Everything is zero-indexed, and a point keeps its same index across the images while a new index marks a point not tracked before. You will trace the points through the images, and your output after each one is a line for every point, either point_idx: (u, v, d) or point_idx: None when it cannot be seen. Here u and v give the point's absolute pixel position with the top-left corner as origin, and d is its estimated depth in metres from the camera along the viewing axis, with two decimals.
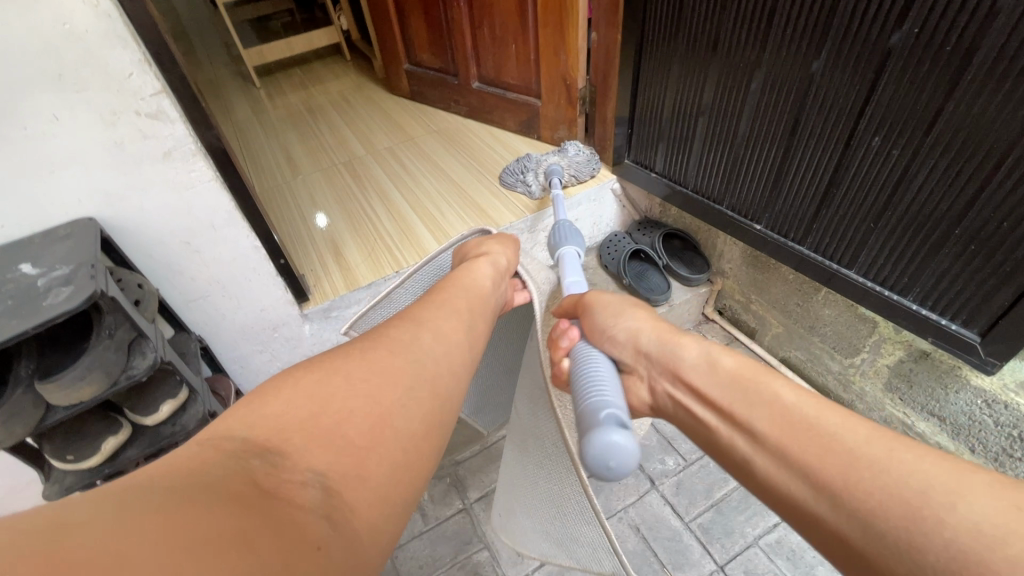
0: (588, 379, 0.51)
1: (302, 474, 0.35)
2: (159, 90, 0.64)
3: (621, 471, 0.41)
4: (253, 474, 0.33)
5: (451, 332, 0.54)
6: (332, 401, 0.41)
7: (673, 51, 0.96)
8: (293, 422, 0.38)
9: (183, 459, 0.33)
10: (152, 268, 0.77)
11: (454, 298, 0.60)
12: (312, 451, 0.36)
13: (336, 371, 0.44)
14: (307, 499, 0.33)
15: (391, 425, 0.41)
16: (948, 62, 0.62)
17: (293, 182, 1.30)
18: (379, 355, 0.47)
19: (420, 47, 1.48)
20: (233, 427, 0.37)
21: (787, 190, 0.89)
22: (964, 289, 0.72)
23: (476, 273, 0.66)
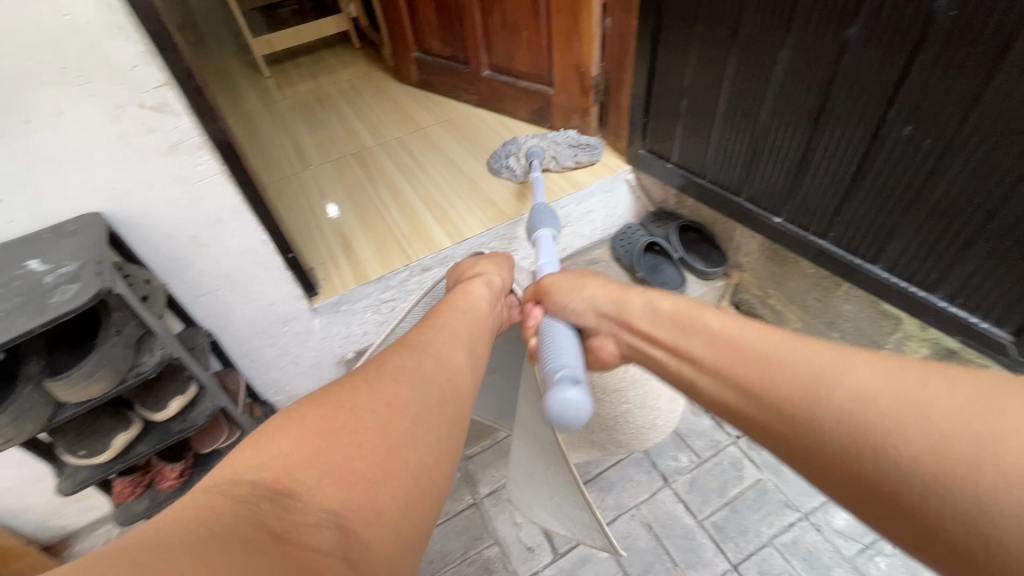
0: (551, 347, 0.61)
1: (315, 516, 0.34)
2: (164, 82, 0.63)
3: (576, 420, 0.50)
4: (264, 518, 0.32)
5: (455, 357, 0.53)
6: (340, 433, 0.39)
7: (691, 36, 0.93)
8: (299, 461, 0.37)
9: (193, 505, 0.32)
10: (161, 264, 0.76)
11: (454, 322, 0.60)
12: (322, 487, 0.35)
13: (342, 404, 0.42)
14: (322, 542, 0.32)
15: (402, 455, 0.40)
16: (989, 45, 0.59)
17: (302, 174, 1.29)
18: (383, 384, 0.45)
19: (429, 35, 1.45)
20: (238, 471, 0.35)
21: (809, 181, 0.86)
22: (998, 287, 0.69)
23: (469, 294, 0.68)
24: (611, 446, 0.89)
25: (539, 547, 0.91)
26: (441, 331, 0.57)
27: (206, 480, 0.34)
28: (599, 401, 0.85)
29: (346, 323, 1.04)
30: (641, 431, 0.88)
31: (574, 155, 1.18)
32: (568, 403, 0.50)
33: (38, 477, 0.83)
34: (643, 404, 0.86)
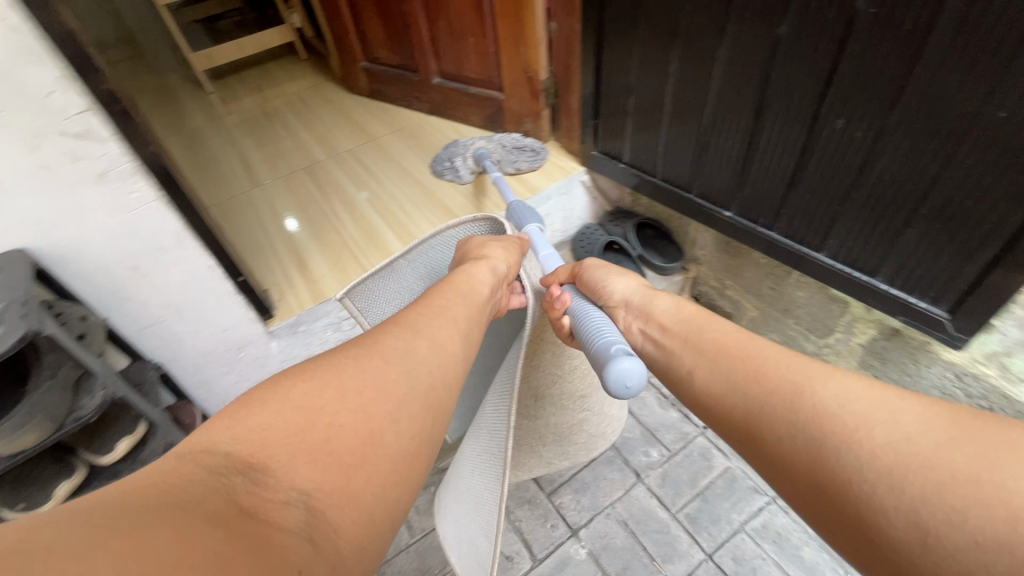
0: (592, 326, 0.62)
1: (285, 493, 0.34)
2: (86, 108, 0.60)
3: (636, 388, 0.53)
4: (233, 491, 0.32)
5: (450, 346, 0.52)
6: (322, 414, 0.40)
7: (634, 39, 0.94)
8: (278, 436, 0.37)
9: (160, 472, 0.32)
10: (99, 298, 0.72)
11: (453, 306, 0.58)
12: (297, 467, 0.36)
13: (328, 382, 0.43)
14: (289, 520, 0.33)
15: (381, 441, 0.41)
16: (907, 39, 0.61)
17: (252, 192, 1.25)
18: (373, 365, 0.46)
19: (376, 44, 1.43)
20: (215, 437, 0.37)
21: (755, 174, 0.88)
22: (931, 267, 0.73)
23: (473, 275, 0.64)
24: (559, 458, 0.89)
25: (518, 556, 0.90)
26: (436, 315, 0.55)
27: (181, 447, 0.35)
28: (563, 406, 0.84)
29: (306, 343, 1.01)
30: (590, 440, 0.90)
31: (524, 158, 1.19)
32: (625, 372, 0.52)
33: None
34: (600, 411, 0.87)
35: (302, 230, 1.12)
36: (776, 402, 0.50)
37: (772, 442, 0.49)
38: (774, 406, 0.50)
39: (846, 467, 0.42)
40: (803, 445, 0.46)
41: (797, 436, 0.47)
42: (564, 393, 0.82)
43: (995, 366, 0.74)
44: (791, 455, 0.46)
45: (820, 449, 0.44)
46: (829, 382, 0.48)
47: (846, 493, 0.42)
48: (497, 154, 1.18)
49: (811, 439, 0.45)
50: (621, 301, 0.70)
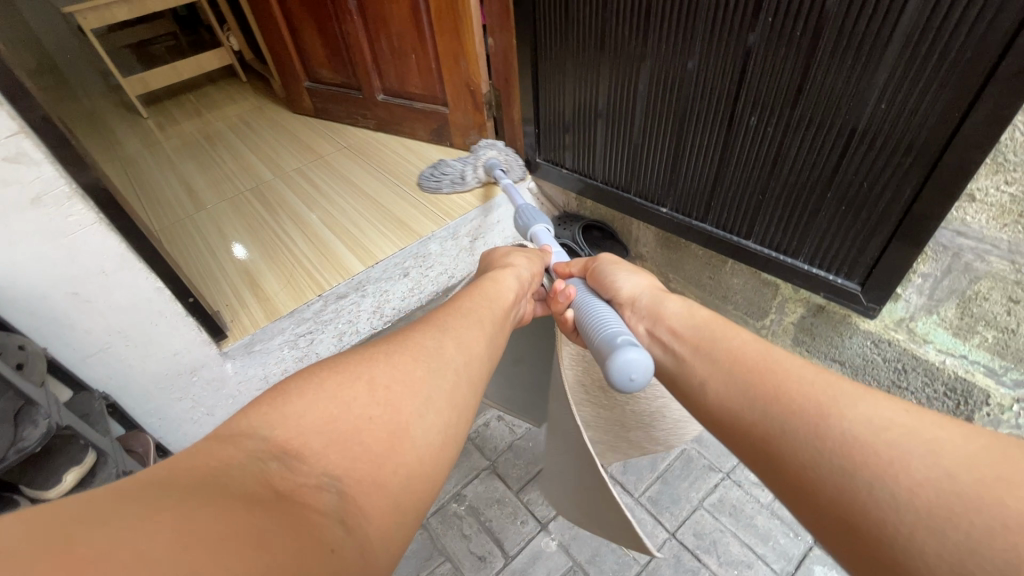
0: (597, 320, 0.60)
1: (317, 477, 0.34)
2: (17, 131, 0.58)
3: (641, 380, 0.50)
4: (269, 476, 0.33)
5: (474, 342, 0.53)
6: (354, 403, 0.40)
7: (566, 53, 1.00)
8: (312, 424, 0.38)
9: (202, 458, 0.33)
10: (37, 326, 0.70)
11: (480, 310, 0.59)
12: (328, 453, 0.36)
13: (359, 375, 0.43)
14: (322, 503, 0.33)
15: (410, 434, 0.40)
16: (800, 45, 0.70)
17: (196, 217, 1.22)
18: (402, 362, 0.46)
19: (318, 63, 1.44)
20: (252, 424, 0.37)
21: (685, 172, 0.95)
22: (843, 245, 0.81)
23: (499, 283, 0.66)
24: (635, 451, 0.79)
25: (491, 555, 0.92)
26: (463, 316, 0.57)
27: (222, 430, 0.37)
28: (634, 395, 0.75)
29: (262, 364, 0.99)
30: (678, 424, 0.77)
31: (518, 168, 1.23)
32: (630, 360, 0.49)
33: None
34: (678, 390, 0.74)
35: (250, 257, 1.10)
36: (804, 427, 0.44)
37: (783, 450, 0.45)
38: (803, 429, 0.44)
39: (781, 430, 0.45)
40: (837, 483, 0.40)
41: (828, 469, 0.41)
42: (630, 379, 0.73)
43: (904, 331, 0.83)
44: (767, 440, 0.46)
45: (851, 486, 0.39)
46: (858, 407, 0.43)
47: (775, 462, 0.45)
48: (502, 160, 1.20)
49: (843, 472, 0.40)
50: (629, 300, 0.67)
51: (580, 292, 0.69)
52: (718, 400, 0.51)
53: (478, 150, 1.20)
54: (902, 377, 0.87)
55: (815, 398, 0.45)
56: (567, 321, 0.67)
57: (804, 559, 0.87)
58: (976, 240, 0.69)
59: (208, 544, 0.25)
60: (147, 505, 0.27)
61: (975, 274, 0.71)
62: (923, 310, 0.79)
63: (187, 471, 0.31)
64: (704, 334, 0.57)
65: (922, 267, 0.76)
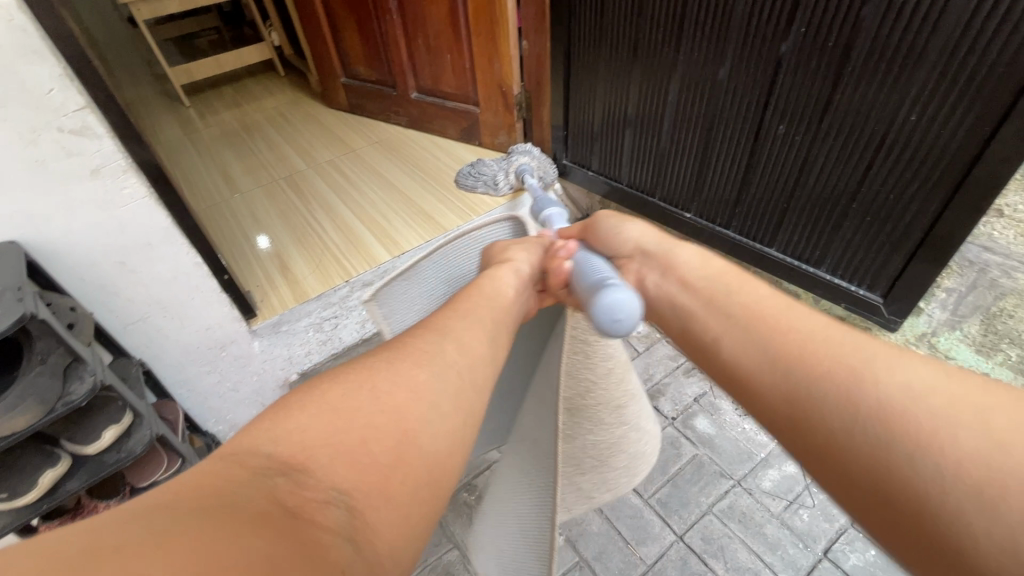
0: (589, 269, 0.56)
1: (325, 492, 0.31)
2: (83, 106, 0.63)
3: (625, 326, 0.46)
4: (276, 490, 0.30)
5: (478, 347, 0.47)
6: (359, 412, 0.37)
7: (600, 57, 1.03)
8: (317, 437, 0.34)
9: (203, 477, 0.30)
10: (85, 293, 0.74)
11: (478, 306, 0.52)
12: (336, 466, 0.33)
13: (362, 383, 0.39)
14: (331, 520, 0.30)
15: (416, 442, 0.36)
16: (832, 56, 0.71)
17: (232, 201, 1.27)
18: (404, 368, 0.41)
19: (355, 60, 1.49)
20: (255, 441, 0.34)
21: (711, 178, 0.96)
22: (866, 257, 0.81)
23: (498, 281, 0.57)
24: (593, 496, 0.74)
25: None
26: (462, 317, 0.50)
27: (224, 449, 0.33)
28: (601, 425, 0.69)
29: (288, 345, 1.02)
30: (630, 463, 0.74)
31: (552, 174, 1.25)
32: (616, 300, 0.46)
33: None
34: (638, 423, 0.74)
35: (272, 247, 1.12)
36: (834, 394, 0.38)
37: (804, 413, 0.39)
38: (831, 394, 0.39)
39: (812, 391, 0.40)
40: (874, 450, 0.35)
41: (868, 441, 0.36)
42: (601, 406, 0.68)
43: (925, 345, 0.82)
44: None
45: (888, 459, 0.34)
46: (896, 372, 0.38)
47: None
48: (536, 166, 1.22)
49: (877, 444, 0.35)
50: (636, 252, 0.61)
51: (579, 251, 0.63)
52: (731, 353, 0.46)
53: (512, 158, 1.24)
54: None
55: (841, 363, 0.40)
56: (560, 272, 0.59)
57: (812, 570, 0.87)
58: (1003, 255, 0.72)
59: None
60: (144, 532, 0.25)
61: (1000, 291, 0.73)
62: (945, 325, 0.79)
63: (185, 496, 0.28)
64: (718, 289, 0.52)
65: (947, 282, 0.78)
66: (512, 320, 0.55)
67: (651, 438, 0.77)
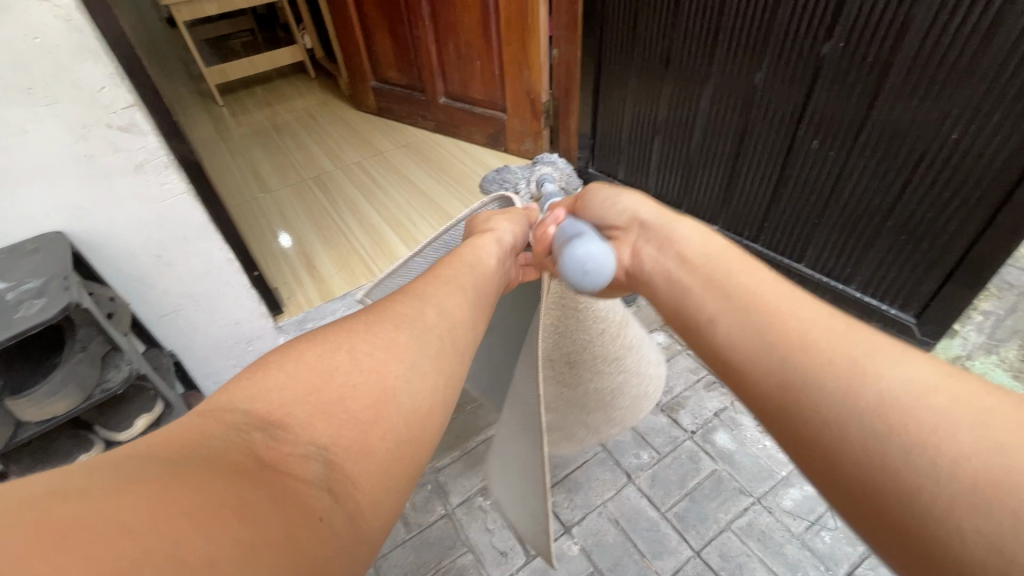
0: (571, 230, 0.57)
1: (303, 447, 0.31)
2: (132, 103, 0.65)
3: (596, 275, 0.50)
4: (254, 447, 0.29)
5: (458, 311, 0.48)
6: (335, 373, 0.36)
7: (629, 65, 1.03)
8: (295, 395, 0.33)
9: (180, 432, 0.29)
10: (123, 284, 0.76)
11: (459, 275, 0.53)
12: (313, 422, 0.32)
13: (339, 345, 0.38)
14: (309, 473, 0.29)
15: (395, 399, 0.36)
16: (870, 72, 0.71)
17: (262, 199, 1.30)
18: (384, 331, 0.41)
19: (386, 64, 1.51)
20: (233, 399, 0.32)
21: (740, 192, 0.96)
22: (899, 275, 0.79)
23: (479, 249, 0.59)
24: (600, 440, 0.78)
25: (512, 551, 0.93)
26: (443, 284, 0.50)
27: (201, 406, 0.32)
28: (600, 372, 0.73)
29: None
30: (633, 404, 0.77)
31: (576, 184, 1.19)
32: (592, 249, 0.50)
33: None
34: (640, 370, 0.76)
35: (294, 246, 1.14)
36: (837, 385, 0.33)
37: (800, 404, 0.34)
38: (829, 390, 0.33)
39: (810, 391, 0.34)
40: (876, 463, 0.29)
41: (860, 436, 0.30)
42: (598, 356, 0.72)
43: None
44: None
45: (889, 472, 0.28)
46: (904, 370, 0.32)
47: None
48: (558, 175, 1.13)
49: (873, 442, 0.30)
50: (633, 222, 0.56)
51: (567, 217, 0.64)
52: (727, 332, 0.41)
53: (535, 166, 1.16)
54: None
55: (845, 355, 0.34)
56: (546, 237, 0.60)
57: None
58: None
59: (192, 519, 0.23)
60: (124, 474, 0.24)
61: None
62: (981, 348, 0.78)
63: (163, 448, 0.27)
64: (718, 265, 0.46)
65: (985, 305, 0.76)
66: (492, 288, 0.56)
67: (656, 384, 0.79)
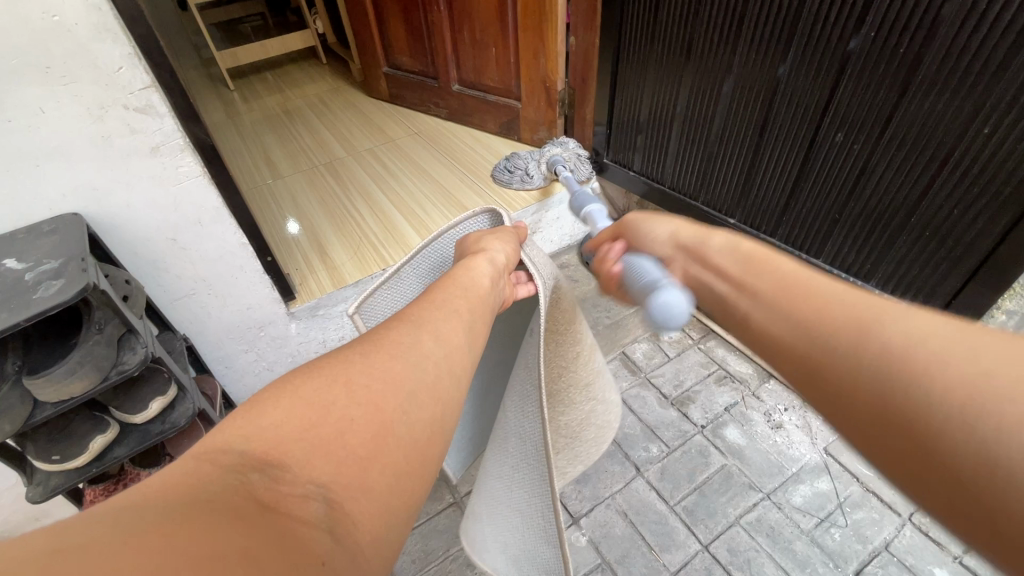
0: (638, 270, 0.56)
1: (304, 487, 0.32)
2: (149, 85, 0.64)
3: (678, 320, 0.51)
4: (253, 489, 0.30)
5: (453, 335, 0.48)
6: (332, 407, 0.37)
7: (649, 54, 1.01)
8: (289, 432, 0.34)
9: (180, 475, 0.30)
10: (137, 266, 0.76)
11: (455, 300, 0.54)
12: (311, 461, 0.33)
13: (336, 377, 0.39)
14: (310, 514, 0.30)
15: (393, 433, 0.37)
16: (900, 63, 0.68)
17: (273, 184, 1.29)
18: (375, 360, 0.42)
19: (399, 50, 1.49)
20: (228, 439, 0.33)
21: (759, 185, 0.95)
22: (921, 273, 0.78)
23: (473, 271, 0.61)
24: (573, 462, 0.79)
25: None
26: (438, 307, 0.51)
27: (198, 443, 0.33)
28: (572, 402, 0.75)
29: (323, 328, 1.04)
30: (598, 433, 0.81)
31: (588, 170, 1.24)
32: (671, 302, 0.50)
33: (7, 484, 0.82)
34: (604, 397, 0.80)
35: (304, 233, 1.13)
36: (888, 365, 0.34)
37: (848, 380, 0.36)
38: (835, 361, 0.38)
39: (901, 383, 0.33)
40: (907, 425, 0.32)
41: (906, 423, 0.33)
42: (571, 386, 0.74)
43: None
44: None
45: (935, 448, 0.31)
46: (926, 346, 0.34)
47: None
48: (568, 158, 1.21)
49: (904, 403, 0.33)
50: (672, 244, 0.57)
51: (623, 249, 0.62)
52: (764, 324, 0.43)
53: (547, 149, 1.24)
54: None
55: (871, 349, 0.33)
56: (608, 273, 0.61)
57: None
58: None
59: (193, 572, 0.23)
60: (134, 515, 0.26)
61: None
62: None
63: (162, 496, 0.28)
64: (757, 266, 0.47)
65: (1008, 304, 0.73)
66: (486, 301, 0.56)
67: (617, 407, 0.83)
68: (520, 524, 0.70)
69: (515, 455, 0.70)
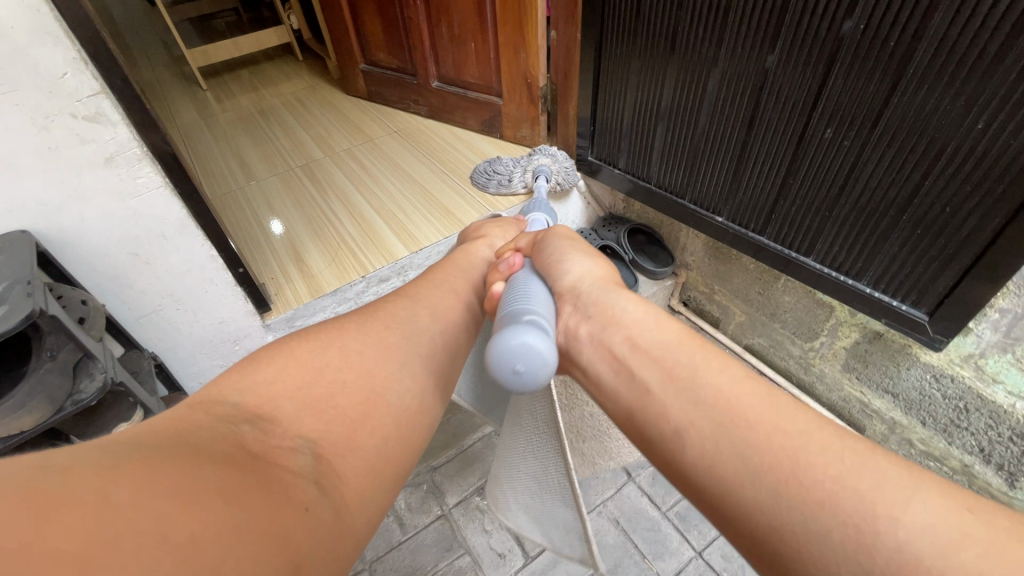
0: (519, 292, 0.52)
1: (292, 440, 0.37)
2: (98, 91, 0.60)
3: (526, 377, 0.41)
4: (242, 438, 0.35)
5: (448, 310, 0.57)
6: (326, 369, 0.44)
7: (633, 47, 0.98)
8: (284, 391, 0.40)
9: (172, 420, 0.35)
10: (97, 284, 0.72)
11: (453, 278, 0.63)
12: (301, 417, 0.39)
13: (331, 342, 0.47)
14: (297, 464, 0.35)
15: (384, 400, 0.44)
16: (892, 57, 0.66)
17: (248, 189, 1.24)
18: (375, 330, 0.50)
19: (376, 46, 1.45)
20: (224, 392, 0.39)
21: (747, 181, 0.92)
22: (913, 271, 0.76)
23: (471, 255, 0.69)
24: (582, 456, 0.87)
25: (511, 552, 0.91)
26: (440, 288, 0.60)
27: None
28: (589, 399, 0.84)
29: None
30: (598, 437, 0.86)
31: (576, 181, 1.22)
32: (529, 353, 0.41)
33: None
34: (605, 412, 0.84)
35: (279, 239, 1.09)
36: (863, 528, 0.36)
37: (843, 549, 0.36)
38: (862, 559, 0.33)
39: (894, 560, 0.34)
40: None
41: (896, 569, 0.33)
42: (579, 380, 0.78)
43: (971, 367, 0.78)
44: None
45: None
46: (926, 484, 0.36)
47: None
48: (555, 168, 1.18)
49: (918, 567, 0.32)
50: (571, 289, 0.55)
51: (525, 268, 0.62)
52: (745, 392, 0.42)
53: (534, 157, 1.21)
54: (962, 417, 0.83)
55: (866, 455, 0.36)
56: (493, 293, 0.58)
57: None
58: None
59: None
60: None
61: None
62: (995, 347, 0.74)
63: None
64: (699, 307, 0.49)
65: (1001, 302, 0.72)
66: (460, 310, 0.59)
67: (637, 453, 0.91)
68: (538, 496, 0.69)
69: (521, 435, 0.70)
